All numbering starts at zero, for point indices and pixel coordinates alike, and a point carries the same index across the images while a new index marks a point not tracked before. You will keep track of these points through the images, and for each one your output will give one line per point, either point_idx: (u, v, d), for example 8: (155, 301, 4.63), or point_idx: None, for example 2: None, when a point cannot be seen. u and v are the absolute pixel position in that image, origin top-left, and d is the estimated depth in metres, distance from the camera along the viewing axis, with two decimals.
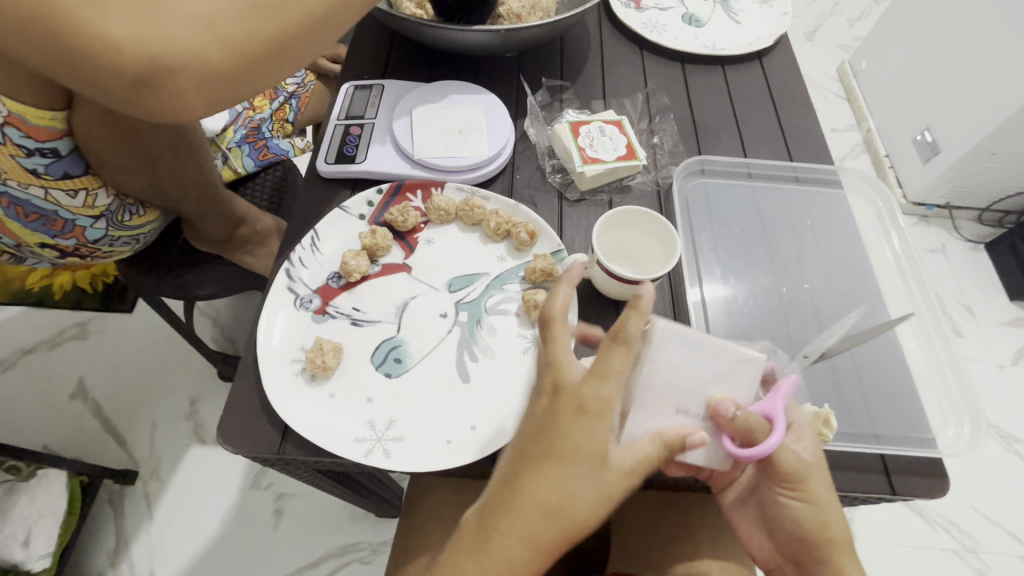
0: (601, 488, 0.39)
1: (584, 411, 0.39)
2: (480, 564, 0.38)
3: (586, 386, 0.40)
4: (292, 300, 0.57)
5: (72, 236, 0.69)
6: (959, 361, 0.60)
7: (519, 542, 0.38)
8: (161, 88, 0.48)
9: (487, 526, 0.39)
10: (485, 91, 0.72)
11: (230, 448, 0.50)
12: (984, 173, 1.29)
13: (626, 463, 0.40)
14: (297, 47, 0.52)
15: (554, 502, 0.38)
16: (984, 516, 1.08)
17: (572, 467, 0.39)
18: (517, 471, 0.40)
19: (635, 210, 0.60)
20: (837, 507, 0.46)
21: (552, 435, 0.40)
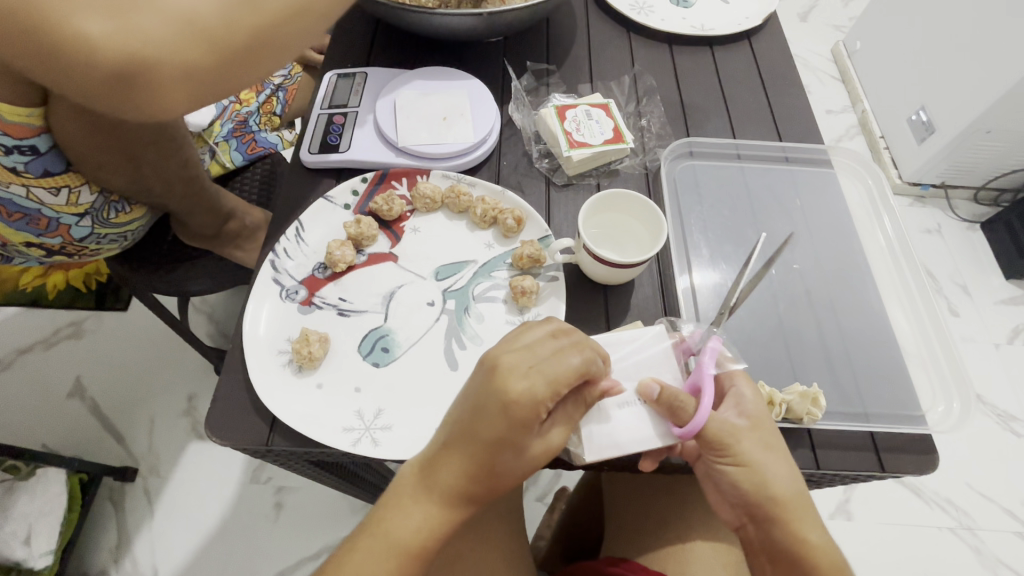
0: (523, 461, 0.41)
1: (510, 406, 0.39)
2: (413, 515, 0.42)
3: (518, 383, 0.39)
4: (278, 292, 0.56)
5: (57, 233, 0.69)
6: (949, 338, 0.60)
7: (445, 498, 0.42)
8: (139, 86, 0.47)
9: (420, 487, 0.42)
10: (469, 76, 0.71)
11: (219, 440, 0.50)
12: (980, 151, 1.28)
13: (549, 439, 0.42)
14: (282, 40, 0.51)
15: (480, 470, 0.41)
16: (980, 494, 1.08)
17: (496, 449, 0.40)
18: (449, 444, 0.42)
19: (618, 192, 0.59)
20: (774, 461, 0.47)
21: (478, 418, 0.40)
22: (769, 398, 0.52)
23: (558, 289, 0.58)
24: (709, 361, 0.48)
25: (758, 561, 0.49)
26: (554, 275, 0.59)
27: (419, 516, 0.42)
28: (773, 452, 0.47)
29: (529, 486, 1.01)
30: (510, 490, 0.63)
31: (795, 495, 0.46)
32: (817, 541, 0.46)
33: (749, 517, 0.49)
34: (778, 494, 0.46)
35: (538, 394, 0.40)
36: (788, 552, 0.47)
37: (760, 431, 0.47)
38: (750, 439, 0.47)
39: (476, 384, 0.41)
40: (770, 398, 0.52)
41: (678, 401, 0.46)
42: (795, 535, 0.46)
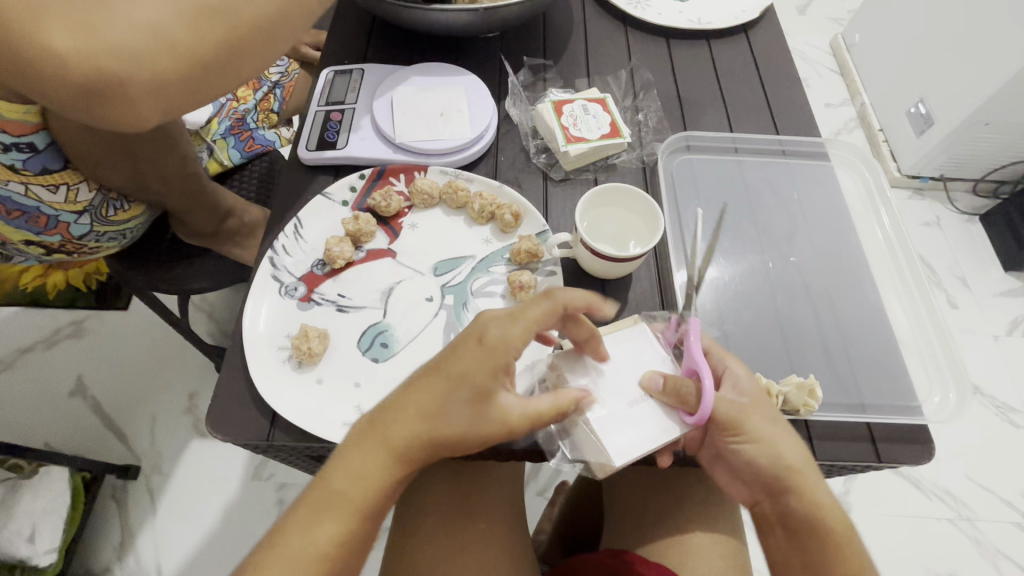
0: (478, 414, 0.41)
1: (483, 340, 0.42)
2: (355, 459, 0.41)
3: (495, 325, 0.43)
4: (277, 288, 0.57)
5: (56, 232, 0.69)
6: (946, 330, 0.60)
7: (393, 441, 0.41)
8: (110, 98, 0.48)
9: (370, 430, 0.42)
10: (466, 72, 0.71)
11: (220, 435, 0.50)
12: (979, 144, 1.28)
13: (511, 406, 0.42)
14: (249, 50, 0.53)
15: (433, 410, 0.41)
16: (979, 485, 1.09)
17: (457, 384, 0.41)
18: (411, 384, 0.43)
19: (617, 186, 0.59)
20: (781, 434, 0.48)
21: (449, 352, 0.43)
22: (766, 389, 0.53)
23: (556, 283, 0.58)
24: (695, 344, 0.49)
25: (775, 539, 0.49)
26: (552, 269, 0.59)
27: (362, 456, 0.41)
28: (779, 426, 0.49)
29: (530, 481, 1.01)
30: (510, 483, 0.64)
31: (807, 466, 0.47)
32: (830, 504, 0.47)
33: (766, 495, 0.49)
34: (792, 465, 0.47)
35: (511, 342, 0.43)
36: (808, 520, 0.47)
37: (762, 405, 0.49)
38: (757, 414, 0.48)
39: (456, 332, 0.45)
40: (767, 389, 0.53)
41: (686, 389, 0.47)
42: (813, 504, 0.47)
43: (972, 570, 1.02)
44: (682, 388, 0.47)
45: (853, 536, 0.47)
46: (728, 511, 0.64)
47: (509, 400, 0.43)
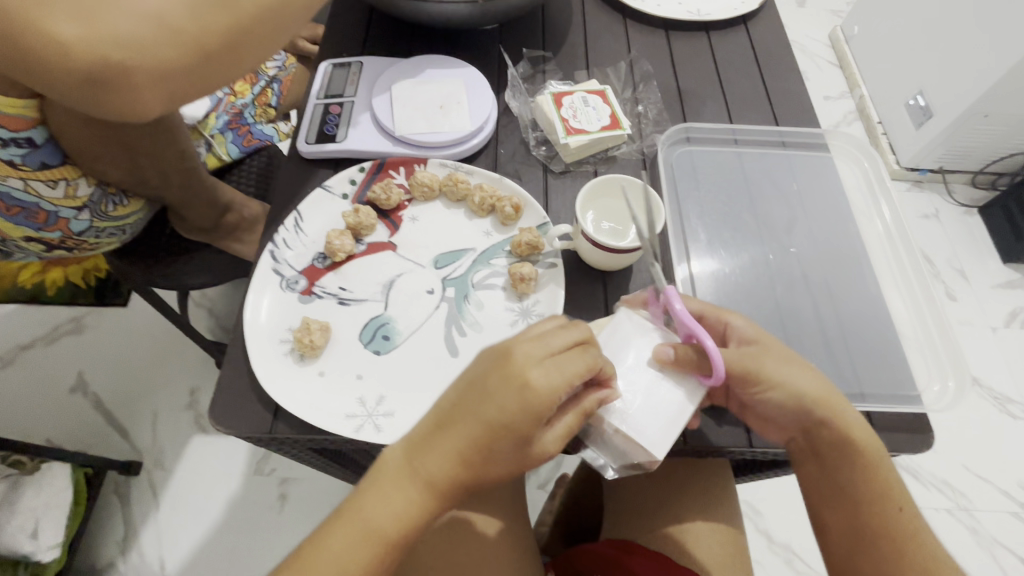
0: (517, 456, 0.41)
1: (528, 389, 0.40)
2: (392, 496, 0.41)
3: (538, 370, 0.40)
4: (278, 282, 0.57)
5: (56, 228, 0.69)
6: (945, 321, 0.60)
7: (431, 485, 0.41)
8: (115, 88, 0.48)
9: (406, 467, 0.41)
10: (465, 64, 0.71)
11: (223, 429, 0.50)
12: (977, 136, 1.28)
13: (548, 444, 0.42)
14: (254, 38, 0.53)
15: (473, 453, 0.41)
16: (976, 476, 1.10)
17: (500, 432, 0.40)
18: (447, 425, 0.41)
19: (614, 178, 0.60)
20: (797, 372, 0.49)
21: (489, 397, 0.40)
22: None
23: (557, 275, 0.58)
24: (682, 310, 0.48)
25: (811, 471, 0.50)
26: (553, 261, 0.59)
27: (400, 502, 0.41)
28: (794, 362, 0.50)
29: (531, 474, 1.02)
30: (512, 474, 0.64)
31: (832, 398, 0.48)
32: (858, 424, 0.48)
33: (800, 430, 0.49)
34: (817, 399, 0.48)
35: (555, 385, 0.41)
36: (839, 454, 0.48)
37: (771, 349, 0.50)
38: (770, 358, 0.49)
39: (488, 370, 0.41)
40: None
41: (689, 356, 0.47)
42: (845, 431, 0.48)
43: (970, 559, 1.03)
44: (686, 356, 0.47)
45: (887, 463, 0.48)
46: (728, 501, 0.65)
47: (544, 437, 0.42)
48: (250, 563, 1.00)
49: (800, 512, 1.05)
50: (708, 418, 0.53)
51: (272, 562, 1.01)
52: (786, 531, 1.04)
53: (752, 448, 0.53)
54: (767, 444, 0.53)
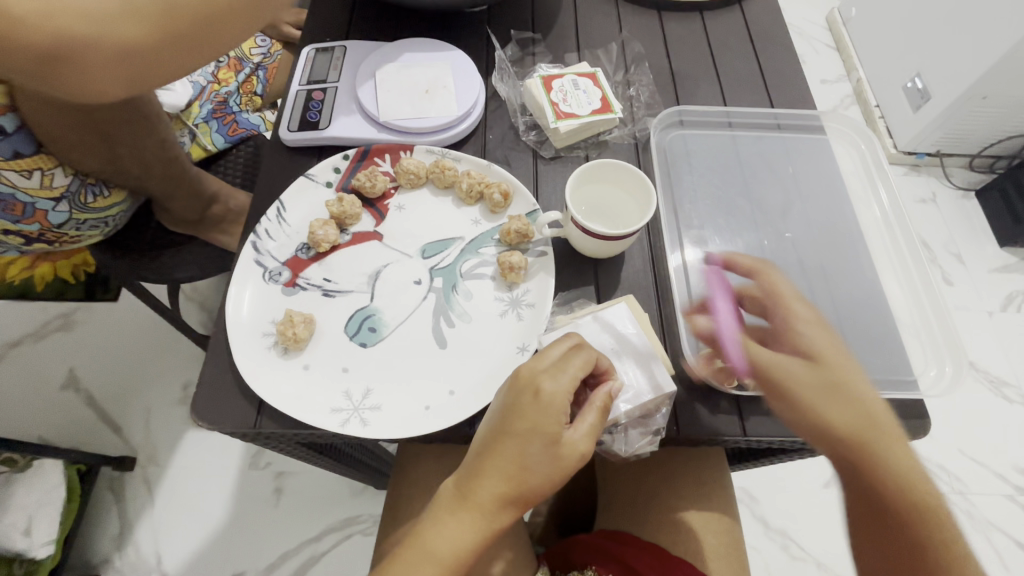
0: (553, 459, 0.42)
1: (540, 393, 0.43)
2: (449, 526, 0.42)
3: (545, 375, 0.44)
4: (261, 273, 0.55)
5: (34, 220, 0.66)
6: (943, 306, 0.59)
7: (482, 509, 0.42)
8: (72, 66, 0.47)
9: (457, 496, 0.43)
10: (452, 47, 0.69)
11: (206, 424, 0.49)
12: (975, 118, 1.27)
13: (578, 443, 0.43)
14: (224, 25, 0.52)
15: (514, 468, 0.42)
16: (971, 459, 1.10)
17: (528, 439, 0.42)
18: (483, 447, 0.44)
19: (611, 167, 0.58)
20: (840, 399, 0.48)
21: (509, 411, 0.43)
22: None
23: (547, 264, 0.57)
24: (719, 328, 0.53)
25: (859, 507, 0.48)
26: (543, 250, 0.58)
27: (458, 530, 0.42)
28: (846, 390, 0.48)
29: None
30: None
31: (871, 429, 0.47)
32: (905, 461, 0.46)
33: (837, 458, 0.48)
34: (853, 429, 0.47)
35: (564, 385, 0.44)
36: (865, 477, 0.47)
37: (823, 373, 0.49)
38: (812, 380, 0.48)
39: (505, 390, 0.45)
40: None
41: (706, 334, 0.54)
42: (883, 464, 0.46)
43: None
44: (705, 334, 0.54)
45: (938, 509, 0.46)
46: (724, 490, 0.65)
47: (570, 435, 0.44)
48: (247, 556, 1.00)
49: (795, 497, 1.05)
50: (702, 406, 0.52)
51: (269, 556, 1.01)
52: (780, 517, 1.04)
53: (747, 437, 0.51)
54: (763, 433, 0.52)
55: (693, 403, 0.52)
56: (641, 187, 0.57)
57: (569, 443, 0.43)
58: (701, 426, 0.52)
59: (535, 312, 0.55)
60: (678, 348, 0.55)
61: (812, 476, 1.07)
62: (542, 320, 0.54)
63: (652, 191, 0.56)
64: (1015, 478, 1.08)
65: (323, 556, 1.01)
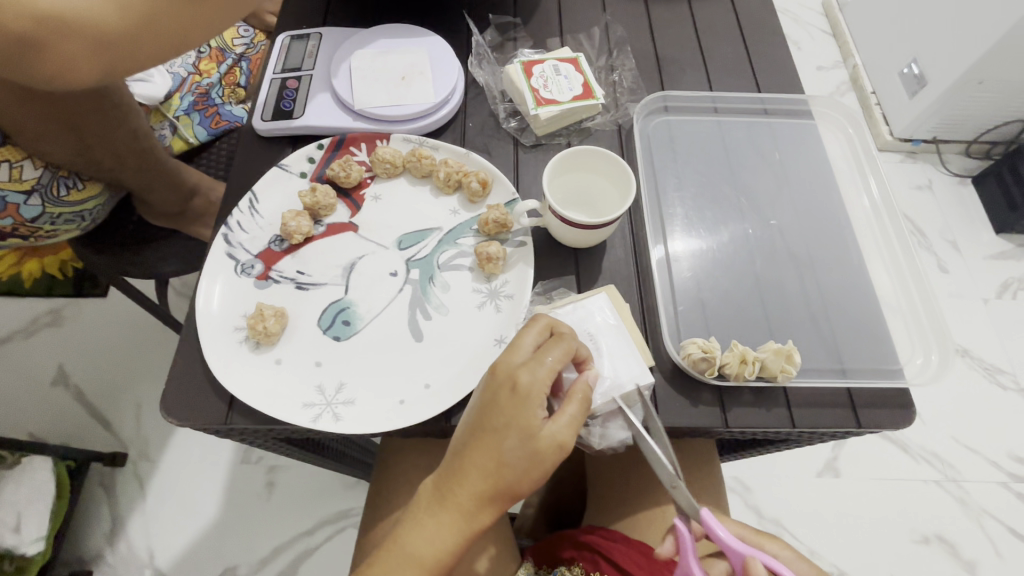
0: (530, 454, 0.41)
1: (517, 386, 0.42)
2: (428, 526, 0.42)
3: (522, 368, 0.42)
4: (233, 267, 0.54)
5: (6, 215, 0.65)
6: (930, 292, 0.58)
7: (460, 506, 0.42)
8: (47, 54, 0.47)
9: (436, 493, 0.43)
10: (430, 33, 0.67)
11: (177, 421, 0.48)
12: (972, 103, 1.25)
13: (558, 436, 0.41)
14: (200, 21, 0.53)
15: (490, 464, 0.41)
16: (965, 447, 1.09)
17: (504, 434, 0.41)
18: (461, 444, 0.43)
19: (619, 168, 0.56)
20: None
21: (485, 406, 0.42)
22: (742, 356, 0.50)
23: (526, 254, 0.55)
24: (689, 549, 0.46)
25: None
26: (522, 240, 0.56)
27: (437, 528, 0.42)
28: None
29: None
30: None
31: None
32: None
33: None
34: None
35: (541, 377, 0.42)
36: None
37: None
38: None
39: (483, 382, 0.44)
40: (743, 356, 0.50)
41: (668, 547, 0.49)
42: None
43: (957, 529, 1.03)
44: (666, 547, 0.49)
45: None
46: (712, 480, 0.64)
47: (549, 428, 0.42)
48: (240, 551, 1.00)
49: (788, 487, 1.05)
50: (685, 399, 0.51)
51: (261, 550, 1.00)
52: (774, 507, 1.03)
53: (729, 428, 0.50)
54: (746, 424, 0.51)
55: (676, 395, 0.51)
56: (618, 169, 0.56)
57: (548, 437, 0.41)
58: (683, 417, 0.51)
59: (513, 303, 0.54)
60: (661, 339, 0.54)
61: (805, 465, 1.06)
62: (521, 311, 0.53)
63: (629, 170, 0.55)
64: (1010, 465, 1.08)
65: (316, 550, 1.01)
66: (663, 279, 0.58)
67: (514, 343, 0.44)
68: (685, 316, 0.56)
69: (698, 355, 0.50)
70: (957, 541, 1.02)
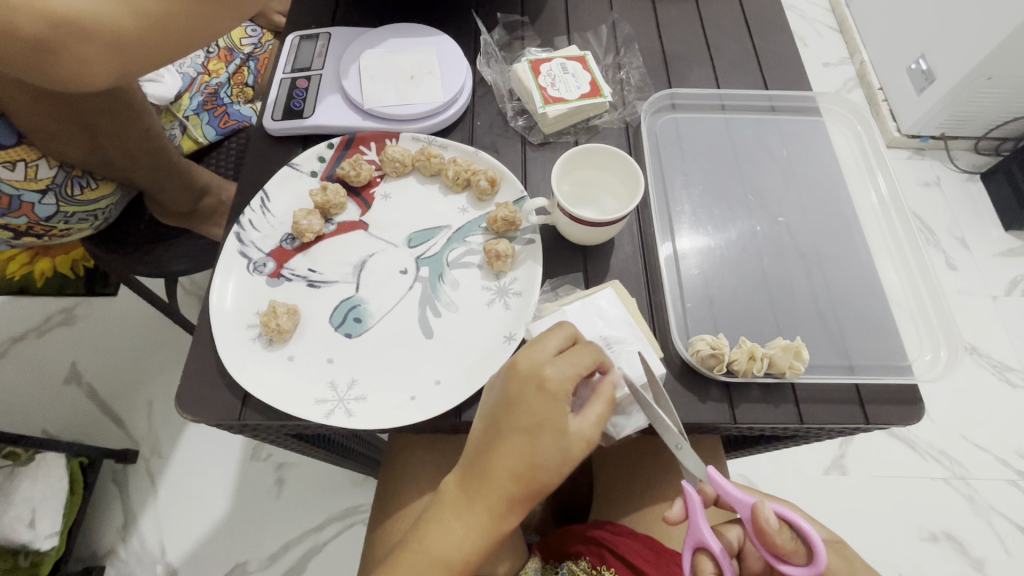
0: (561, 452, 0.41)
1: (545, 385, 0.42)
2: (458, 526, 0.42)
3: (548, 366, 0.42)
4: (245, 265, 0.55)
5: (22, 214, 0.65)
6: (938, 288, 0.58)
7: (490, 507, 0.42)
8: (63, 56, 0.48)
9: (465, 494, 0.43)
10: (438, 32, 0.67)
11: (192, 416, 0.49)
12: (981, 99, 1.24)
13: (583, 431, 0.42)
14: (212, 20, 0.53)
15: (521, 465, 0.41)
16: (974, 445, 1.09)
17: (534, 434, 0.41)
18: (489, 445, 0.42)
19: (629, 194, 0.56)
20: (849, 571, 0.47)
21: (511, 406, 0.42)
22: (750, 352, 0.51)
23: (535, 252, 0.56)
24: (699, 510, 0.46)
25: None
26: (530, 238, 0.57)
27: (467, 528, 0.42)
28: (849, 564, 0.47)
29: None
30: None
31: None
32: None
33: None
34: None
35: (567, 375, 0.42)
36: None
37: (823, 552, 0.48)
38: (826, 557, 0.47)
39: (503, 380, 0.44)
40: (752, 352, 0.51)
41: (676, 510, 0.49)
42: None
43: (965, 527, 1.02)
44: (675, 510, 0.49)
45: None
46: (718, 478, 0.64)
47: (576, 423, 0.42)
48: (250, 547, 1.01)
49: (795, 485, 1.05)
50: (693, 395, 0.52)
51: (271, 545, 1.01)
52: None
53: (737, 424, 0.51)
54: (753, 420, 0.51)
55: (685, 392, 0.52)
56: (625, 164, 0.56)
57: (576, 433, 0.42)
58: (692, 413, 0.51)
59: (522, 300, 0.54)
60: (669, 336, 0.54)
61: (812, 463, 1.06)
62: (529, 308, 0.53)
63: (629, 156, 0.56)
64: (1019, 463, 1.07)
65: (325, 546, 1.02)
66: (671, 276, 0.58)
67: (536, 342, 0.44)
68: (694, 313, 0.56)
69: (707, 352, 0.51)
70: (966, 539, 1.02)
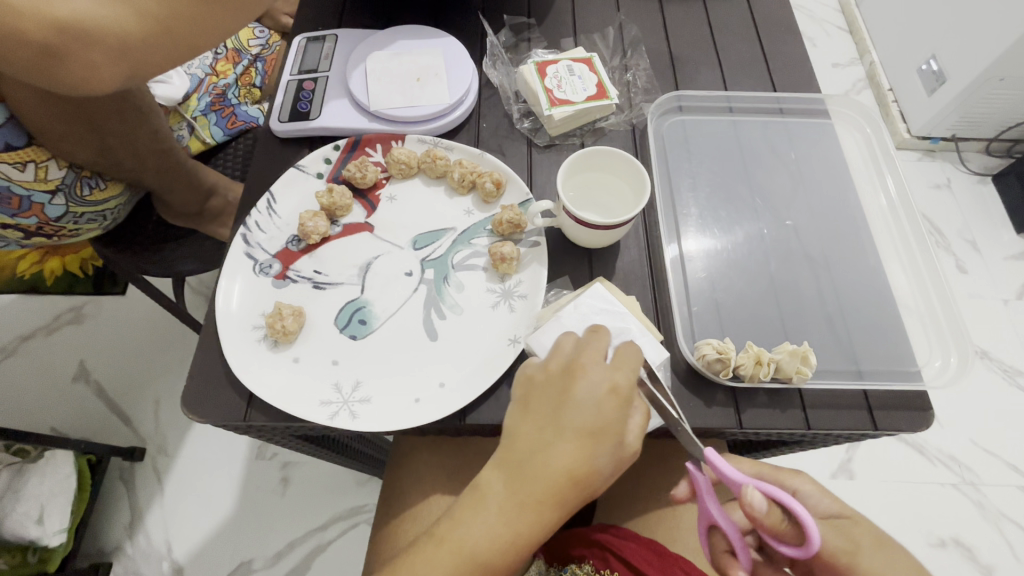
0: (617, 457, 0.42)
1: (611, 388, 0.42)
2: (503, 524, 0.41)
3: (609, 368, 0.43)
4: (251, 266, 0.55)
5: (31, 214, 0.66)
6: (948, 292, 0.57)
7: (540, 508, 0.41)
8: (71, 60, 0.49)
9: (513, 494, 0.42)
10: (444, 34, 0.67)
11: (198, 417, 0.50)
12: (993, 100, 1.22)
13: (636, 439, 0.43)
14: (216, 20, 0.53)
15: (580, 469, 0.41)
16: (984, 450, 1.07)
17: (595, 438, 0.41)
18: (544, 445, 0.42)
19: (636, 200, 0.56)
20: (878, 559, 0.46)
21: (573, 407, 0.42)
22: (757, 357, 0.50)
23: (540, 255, 0.56)
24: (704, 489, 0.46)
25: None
26: (535, 240, 0.56)
27: (512, 528, 0.41)
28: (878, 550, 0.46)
29: None
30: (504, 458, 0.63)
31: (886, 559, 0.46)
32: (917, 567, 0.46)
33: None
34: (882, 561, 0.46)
35: (628, 378, 0.43)
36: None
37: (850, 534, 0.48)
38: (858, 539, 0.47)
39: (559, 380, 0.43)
40: (758, 357, 0.50)
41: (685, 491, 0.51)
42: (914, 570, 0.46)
43: (975, 534, 1.01)
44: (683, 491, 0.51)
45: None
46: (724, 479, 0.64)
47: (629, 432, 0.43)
48: (254, 544, 1.01)
49: None
50: (698, 398, 0.51)
51: (275, 544, 1.02)
52: None
53: (743, 429, 0.50)
54: (760, 426, 0.51)
55: (689, 395, 0.52)
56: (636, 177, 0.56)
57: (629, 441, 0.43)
58: (699, 418, 0.51)
59: (527, 303, 0.54)
60: (674, 339, 0.54)
61: (819, 466, 1.06)
62: (533, 311, 0.53)
63: (643, 172, 0.55)
64: None
65: (330, 545, 1.02)
66: (677, 279, 0.58)
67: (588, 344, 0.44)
68: (700, 316, 0.56)
69: (713, 356, 0.50)
70: (975, 544, 1.00)
